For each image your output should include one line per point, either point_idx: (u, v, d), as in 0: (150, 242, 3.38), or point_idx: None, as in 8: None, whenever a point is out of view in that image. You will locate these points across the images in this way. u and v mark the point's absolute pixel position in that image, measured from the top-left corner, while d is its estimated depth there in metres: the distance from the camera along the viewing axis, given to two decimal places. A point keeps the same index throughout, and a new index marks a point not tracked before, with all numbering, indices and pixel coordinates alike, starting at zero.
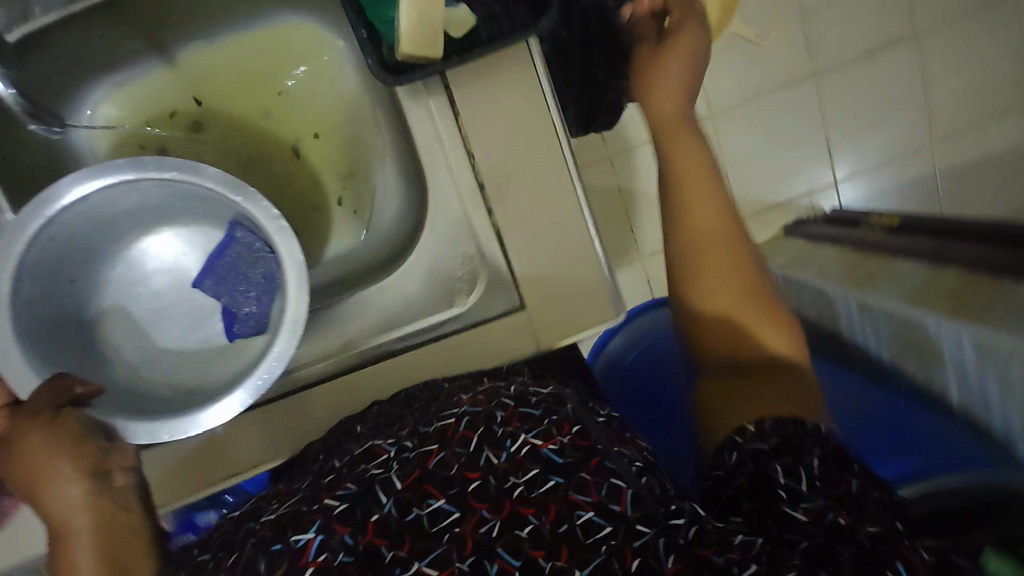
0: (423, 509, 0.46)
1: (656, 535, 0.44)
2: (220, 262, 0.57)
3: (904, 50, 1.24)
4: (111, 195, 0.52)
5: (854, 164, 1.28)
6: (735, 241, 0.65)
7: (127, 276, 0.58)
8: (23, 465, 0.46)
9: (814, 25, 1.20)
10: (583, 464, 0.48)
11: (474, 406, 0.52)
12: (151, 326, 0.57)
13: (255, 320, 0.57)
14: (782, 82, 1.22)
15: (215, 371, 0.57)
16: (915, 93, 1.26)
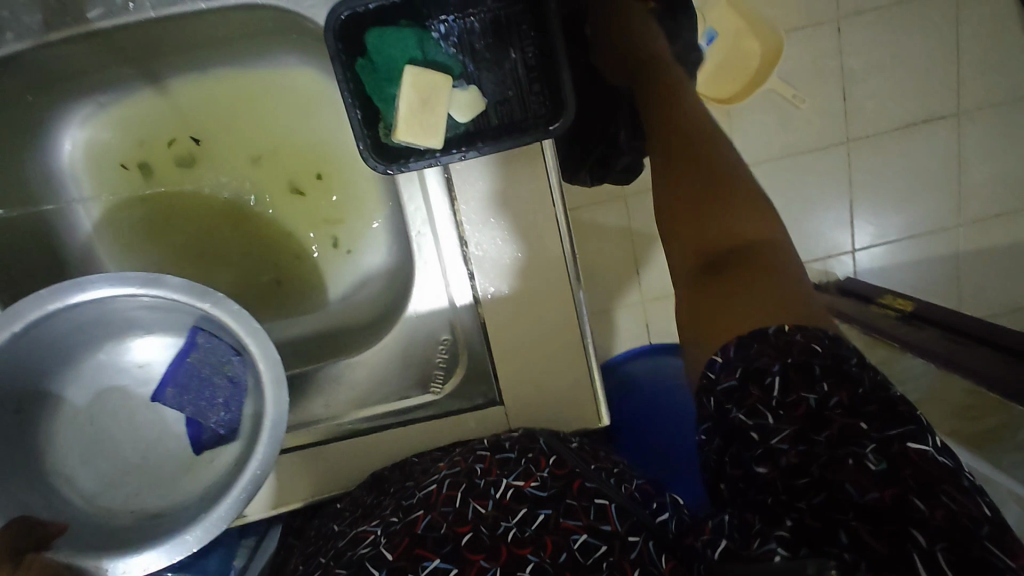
0: (422, 572, 0.47)
1: (645, 542, 0.48)
2: (180, 370, 0.55)
3: (944, 127, 1.18)
4: (63, 319, 0.51)
5: (875, 235, 1.23)
6: (702, 159, 0.66)
7: (83, 398, 0.55)
8: None
9: (853, 91, 1.15)
10: (566, 488, 0.52)
11: (453, 469, 0.55)
12: (112, 451, 0.55)
13: (225, 428, 0.56)
14: (811, 145, 1.17)
15: (179, 489, 0.55)
16: (949, 171, 1.21)
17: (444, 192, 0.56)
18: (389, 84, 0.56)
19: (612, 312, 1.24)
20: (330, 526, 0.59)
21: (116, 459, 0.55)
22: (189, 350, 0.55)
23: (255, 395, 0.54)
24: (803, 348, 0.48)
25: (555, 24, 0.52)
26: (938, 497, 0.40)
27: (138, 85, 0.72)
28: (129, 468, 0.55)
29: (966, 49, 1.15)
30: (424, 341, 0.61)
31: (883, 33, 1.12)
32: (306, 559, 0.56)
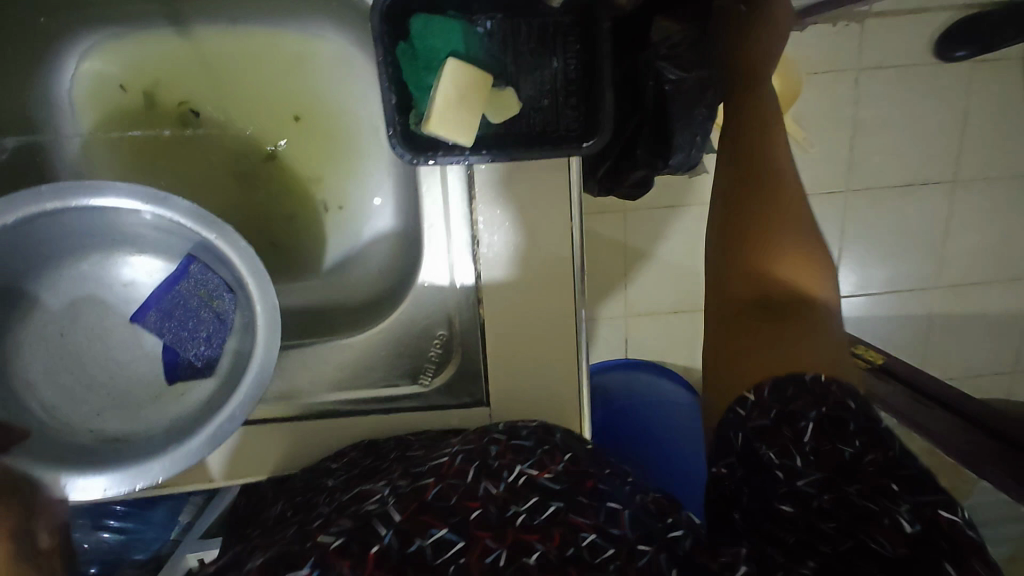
0: (427, 539, 0.47)
1: (658, 551, 0.47)
2: (167, 295, 0.54)
3: (940, 193, 1.22)
4: (54, 221, 0.49)
5: (857, 286, 1.28)
6: (778, 201, 0.69)
7: (56, 307, 0.53)
8: None
9: (860, 145, 1.18)
10: (576, 487, 0.52)
11: (466, 446, 0.56)
12: (77, 366, 0.53)
13: (202, 363, 0.55)
14: (811, 190, 1.20)
15: (144, 416, 0.54)
16: (937, 236, 1.25)
17: (463, 189, 0.56)
18: (428, 72, 0.55)
19: (594, 321, 1.25)
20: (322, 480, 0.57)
21: (83, 375, 0.53)
22: (179, 278, 0.54)
23: (245, 335, 0.54)
24: (838, 400, 0.51)
25: (605, 42, 0.52)
26: (970, 564, 0.42)
27: (159, 22, 0.69)
28: (94, 387, 0.53)
29: (973, 123, 1.18)
30: (418, 332, 0.61)
31: (900, 93, 1.15)
32: (300, 510, 0.53)
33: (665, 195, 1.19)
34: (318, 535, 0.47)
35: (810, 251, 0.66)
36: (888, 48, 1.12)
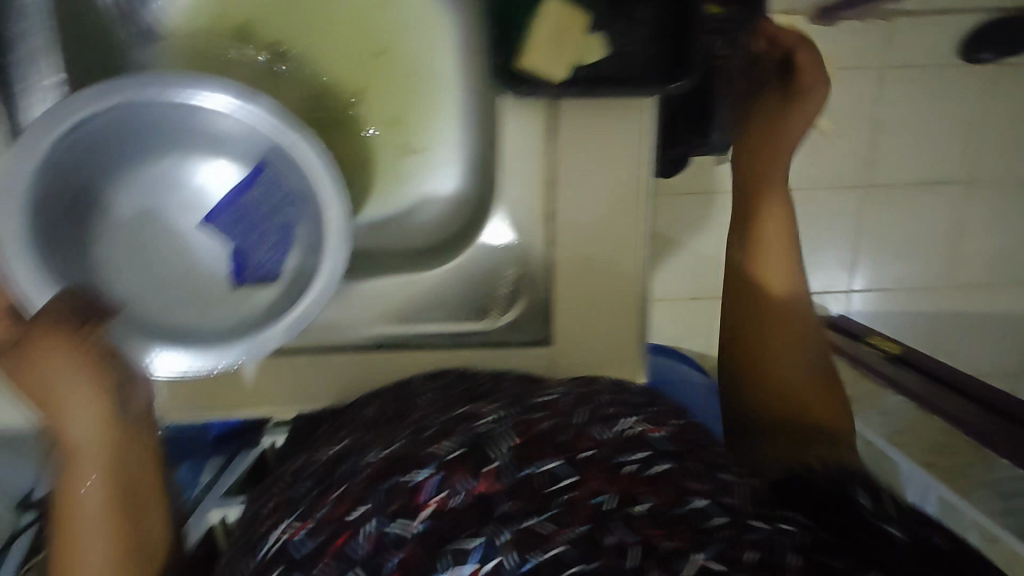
0: (536, 468, 0.49)
1: (775, 531, 0.45)
2: (242, 205, 0.69)
3: (958, 193, 1.25)
4: (145, 116, 0.63)
5: (872, 281, 1.30)
6: (789, 280, 0.71)
7: (147, 195, 0.69)
8: (40, 373, 0.51)
9: (883, 141, 1.20)
10: (682, 453, 0.53)
11: (571, 395, 0.59)
12: (161, 245, 0.69)
13: (266, 267, 0.70)
14: (833, 182, 1.22)
15: (217, 297, 0.70)
16: (952, 235, 1.28)
17: (533, 139, 0.66)
18: (528, 16, 0.64)
19: None
20: (414, 394, 0.63)
21: (165, 254, 0.69)
22: (249, 188, 0.69)
23: (314, 248, 0.67)
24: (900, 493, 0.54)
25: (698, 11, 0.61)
26: None
27: None
28: (173, 266, 0.69)
29: (992, 125, 1.21)
30: (493, 273, 0.73)
31: (924, 91, 1.17)
32: (407, 417, 0.58)
33: (691, 181, 1.21)
34: (434, 444, 0.51)
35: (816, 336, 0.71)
36: (914, 47, 1.15)
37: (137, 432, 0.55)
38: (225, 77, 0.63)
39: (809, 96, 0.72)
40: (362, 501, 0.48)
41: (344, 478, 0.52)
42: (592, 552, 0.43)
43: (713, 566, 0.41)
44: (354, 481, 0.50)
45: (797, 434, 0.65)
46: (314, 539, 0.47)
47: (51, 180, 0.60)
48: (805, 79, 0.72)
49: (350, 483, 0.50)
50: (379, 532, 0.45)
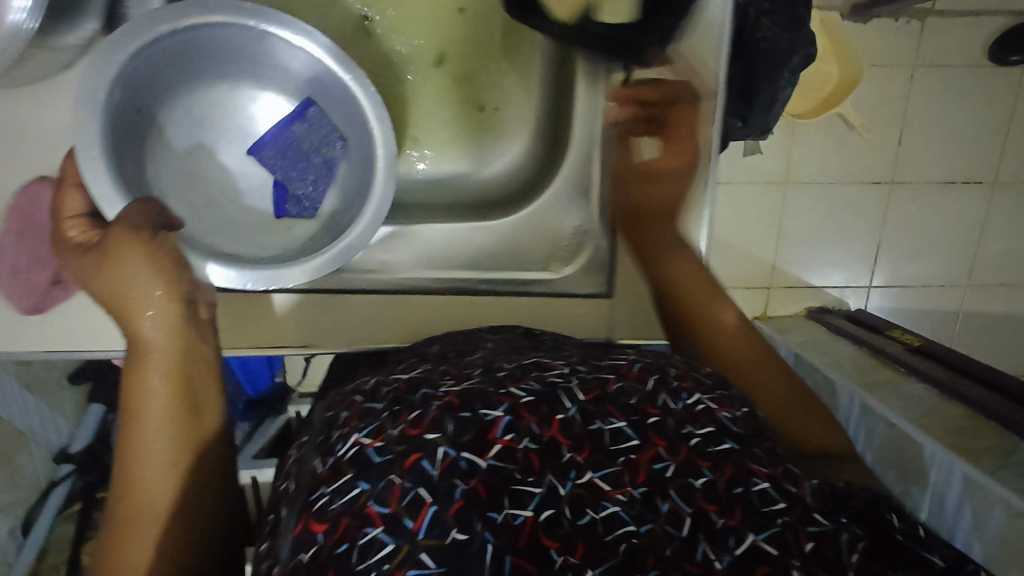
0: (605, 425, 0.53)
1: (838, 532, 0.50)
2: (284, 144, 0.85)
3: (980, 193, 1.27)
4: (211, 41, 0.77)
5: (891, 277, 1.32)
6: (718, 314, 0.77)
7: (194, 125, 0.83)
8: (121, 283, 0.60)
9: (910, 138, 1.23)
10: (752, 438, 0.55)
11: (646, 362, 0.63)
12: (207, 174, 0.84)
13: (308, 200, 0.87)
14: (858, 178, 1.25)
15: (268, 226, 0.86)
16: (972, 234, 1.30)
17: None
18: None
19: None
20: (482, 341, 0.71)
21: (215, 180, 0.84)
22: (294, 126, 0.85)
23: (350, 188, 0.86)
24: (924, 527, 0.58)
25: None
26: None
27: None
28: (229, 195, 0.85)
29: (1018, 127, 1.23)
30: None
31: (952, 91, 1.20)
32: (476, 353, 0.65)
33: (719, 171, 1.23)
34: (510, 385, 0.55)
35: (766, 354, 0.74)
36: (944, 47, 1.17)
37: (203, 349, 0.63)
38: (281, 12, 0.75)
39: (681, 132, 0.85)
40: (438, 427, 0.49)
41: (411, 407, 0.52)
42: (647, 516, 0.48)
43: (764, 548, 0.46)
44: (426, 409, 0.51)
45: (817, 459, 0.65)
46: (385, 454, 0.48)
47: (120, 87, 0.71)
48: (676, 107, 0.85)
49: (421, 411, 0.51)
50: (452, 456, 0.48)
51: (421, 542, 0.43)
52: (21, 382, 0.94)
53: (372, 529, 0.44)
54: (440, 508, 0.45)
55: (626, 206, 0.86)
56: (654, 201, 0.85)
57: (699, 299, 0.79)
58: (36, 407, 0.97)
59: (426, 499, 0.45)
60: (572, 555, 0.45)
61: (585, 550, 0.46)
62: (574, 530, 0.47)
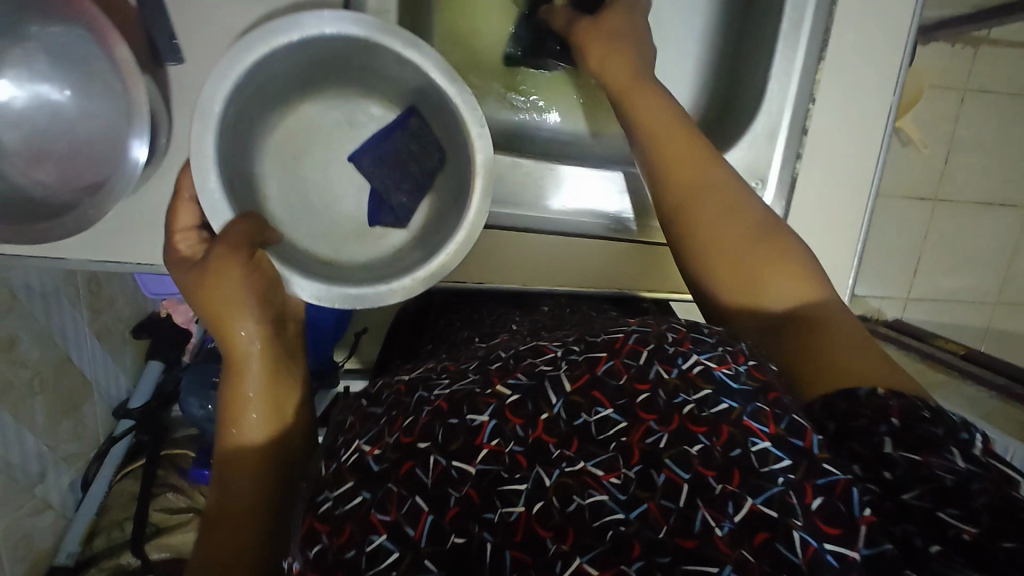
0: (591, 415, 0.40)
1: (851, 480, 0.35)
2: (383, 144, 0.65)
3: (1013, 216, 1.34)
4: (313, 48, 0.57)
5: (928, 291, 1.38)
6: (699, 143, 0.59)
7: (290, 134, 0.64)
8: (217, 291, 0.51)
9: (957, 159, 1.29)
10: (760, 394, 0.39)
11: (644, 327, 0.45)
12: (292, 185, 0.64)
13: (400, 213, 0.65)
14: (906, 192, 1.31)
15: (352, 248, 0.65)
16: (1003, 256, 1.37)
17: (814, 51, 0.64)
18: None
19: None
20: (507, 322, 0.66)
21: (301, 196, 0.64)
22: (399, 128, 0.65)
23: (446, 200, 0.65)
24: (901, 412, 0.39)
25: None
26: None
27: None
28: (309, 208, 0.64)
29: None
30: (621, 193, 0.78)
31: (999, 117, 1.27)
32: (481, 348, 0.56)
33: None
34: (497, 384, 0.42)
35: (746, 200, 0.56)
36: (995, 74, 1.25)
37: (294, 371, 0.54)
38: (381, 21, 0.55)
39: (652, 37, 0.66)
40: (427, 436, 0.40)
41: (405, 411, 0.43)
42: (640, 496, 0.36)
43: (768, 514, 0.34)
44: (417, 416, 0.42)
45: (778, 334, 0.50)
46: (382, 462, 0.40)
47: (234, 104, 0.55)
48: (605, 20, 0.66)
49: (413, 417, 0.42)
50: (442, 464, 0.39)
51: (425, 549, 0.36)
52: (93, 326, 0.91)
53: (377, 537, 0.36)
54: (437, 516, 0.37)
55: (623, 78, 0.63)
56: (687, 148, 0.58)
57: (666, 143, 0.59)
58: (103, 357, 0.94)
59: (422, 509, 0.37)
60: (563, 543, 0.35)
61: (575, 537, 0.35)
62: (564, 521, 0.36)
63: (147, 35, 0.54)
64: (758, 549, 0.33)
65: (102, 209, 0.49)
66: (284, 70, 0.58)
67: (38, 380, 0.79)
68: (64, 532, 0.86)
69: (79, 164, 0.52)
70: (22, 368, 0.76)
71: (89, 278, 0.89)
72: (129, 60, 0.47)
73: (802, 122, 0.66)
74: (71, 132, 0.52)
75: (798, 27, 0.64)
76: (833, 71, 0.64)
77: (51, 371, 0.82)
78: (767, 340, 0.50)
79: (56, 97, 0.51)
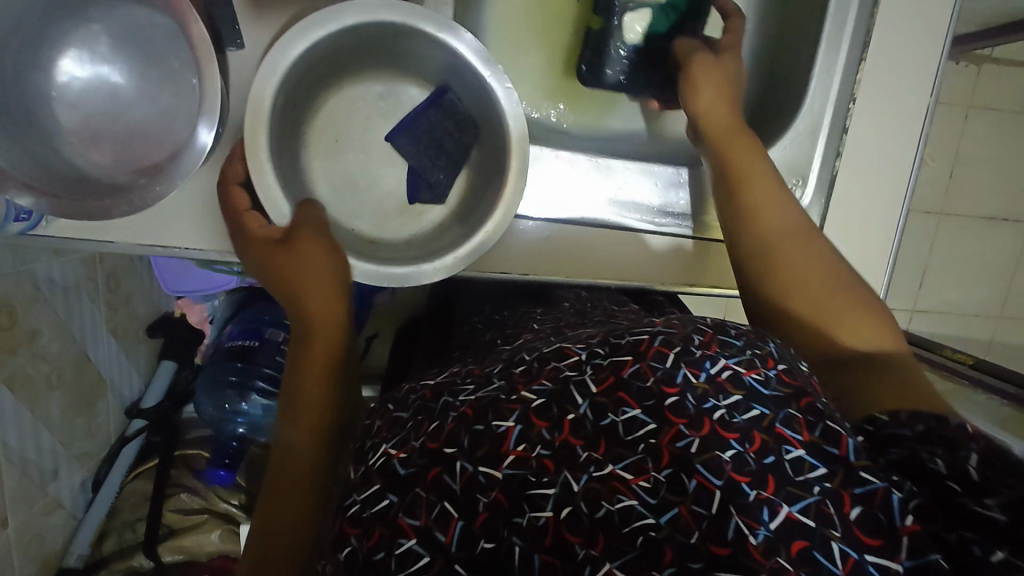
0: (618, 416, 0.39)
1: (889, 487, 0.36)
2: (418, 119, 0.63)
3: (1018, 230, 1.37)
4: (350, 35, 0.56)
5: (935, 302, 1.39)
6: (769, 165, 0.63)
7: (331, 117, 0.64)
8: (304, 272, 0.54)
9: (965, 172, 1.32)
10: (792, 400, 0.39)
11: (668, 328, 0.44)
12: (332, 164, 0.64)
13: (439, 190, 0.64)
14: (915, 204, 1.33)
15: (394, 230, 0.65)
16: (1007, 269, 1.39)
17: (854, 54, 0.66)
18: None
19: None
20: (530, 321, 0.67)
21: (344, 173, 0.64)
22: (432, 104, 0.63)
23: (484, 178, 0.64)
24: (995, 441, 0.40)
25: None
26: None
27: None
28: (350, 187, 0.64)
29: None
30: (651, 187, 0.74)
31: (1005, 132, 1.31)
32: (505, 351, 0.56)
33: None
34: (522, 391, 0.42)
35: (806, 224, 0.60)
36: (1001, 90, 1.28)
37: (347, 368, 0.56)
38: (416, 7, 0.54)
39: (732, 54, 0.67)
40: (454, 442, 0.41)
41: (431, 417, 0.44)
42: (671, 500, 0.36)
43: (806, 523, 0.34)
44: (444, 421, 0.43)
45: (842, 370, 0.51)
46: (409, 466, 0.41)
47: (281, 99, 0.55)
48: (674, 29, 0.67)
49: (440, 423, 0.43)
50: (470, 470, 0.39)
51: (454, 554, 0.37)
52: (111, 322, 0.90)
53: (406, 541, 0.37)
54: (466, 522, 0.38)
55: (722, 121, 0.65)
56: (769, 202, 0.61)
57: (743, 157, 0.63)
58: (118, 354, 0.93)
59: (451, 515, 0.38)
60: (593, 549, 0.35)
61: (605, 542, 0.35)
62: (593, 525, 0.36)
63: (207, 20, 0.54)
64: (795, 557, 0.33)
65: (167, 185, 0.49)
66: (323, 59, 0.58)
67: (56, 376, 0.78)
68: (73, 533, 0.84)
69: (133, 147, 0.54)
70: (42, 362, 0.75)
71: (109, 273, 0.89)
72: (205, 38, 0.47)
73: (843, 121, 0.67)
74: (127, 115, 0.53)
75: (840, 30, 0.65)
76: (875, 69, 0.66)
77: (69, 367, 0.80)
78: (831, 374, 0.51)
79: (116, 80, 0.53)
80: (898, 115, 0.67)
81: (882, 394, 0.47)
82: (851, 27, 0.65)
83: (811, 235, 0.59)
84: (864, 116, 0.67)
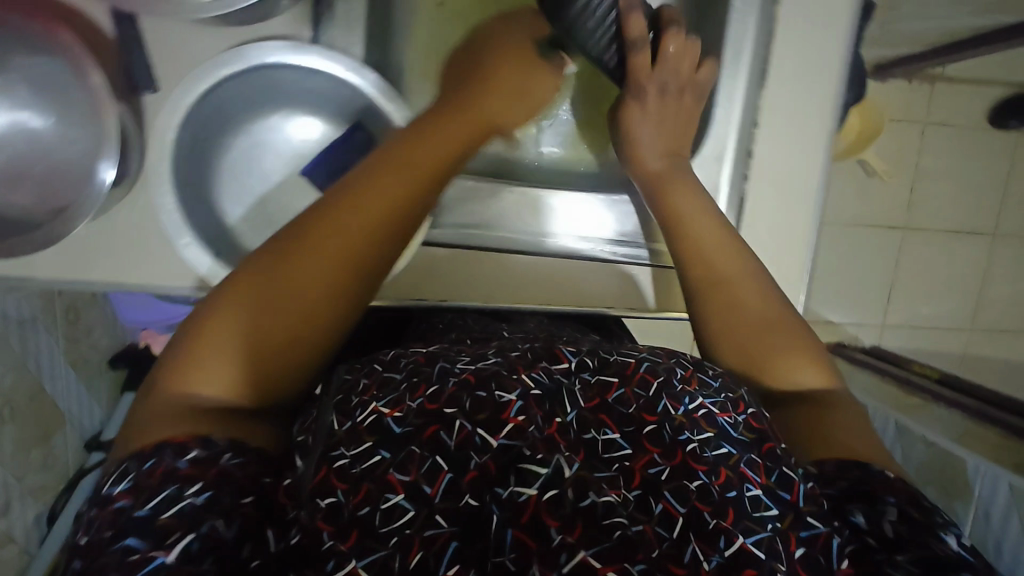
0: (599, 434, 0.39)
1: (831, 532, 0.37)
2: (329, 156, 0.66)
3: (981, 244, 1.38)
4: (259, 74, 0.60)
5: (906, 317, 1.39)
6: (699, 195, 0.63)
7: (248, 150, 0.67)
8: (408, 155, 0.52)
9: (923, 188, 1.34)
10: (755, 445, 0.40)
11: (653, 357, 0.46)
12: (241, 194, 0.67)
13: None
14: (877, 218, 1.34)
15: None
16: (974, 282, 1.40)
17: (756, 81, 0.68)
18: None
19: None
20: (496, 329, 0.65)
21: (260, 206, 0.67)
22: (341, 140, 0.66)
23: None
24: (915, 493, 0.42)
25: None
26: None
27: None
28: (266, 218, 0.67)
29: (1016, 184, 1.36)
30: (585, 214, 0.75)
31: (958, 148, 1.33)
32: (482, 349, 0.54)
33: None
34: (522, 371, 0.40)
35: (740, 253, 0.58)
36: (951, 108, 1.31)
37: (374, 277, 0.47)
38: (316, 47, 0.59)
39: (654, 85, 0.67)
40: (454, 402, 0.38)
41: (426, 379, 0.39)
42: (637, 517, 0.36)
43: (757, 555, 0.35)
44: (442, 385, 0.39)
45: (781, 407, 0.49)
46: (405, 424, 0.36)
47: (192, 131, 0.60)
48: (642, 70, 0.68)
49: (437, 386, 0.39)
50: (467, 429, 0.36)
51: (438, 505, 0.34)
52: (69, 356, 0.91)
53: (394, 495, 0.34)
54: (455, 475, 0.35)
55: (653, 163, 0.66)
56: (702, 237, 0.59)
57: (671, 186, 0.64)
58: (75, 388, 0.93)
59: (442, 468, 0.35)
60: (570, 535, 0.33)
61: (583, 530, 0.33)
62: (574, 512, 0.34)
63: (126, 68, 0.58)
64: None
65: (70, 222, 0.52)
66: (232, 96, 0.62)
67: (9, 410, 0.78)
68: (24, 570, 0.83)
69: (54, 185, 0.56)
70: None
71: (66, 307, 0.90)
72: (102, 86, 0.51)
73: (748, 144, 0.69)
74: (49, 156, 0.56)
75: (736, 62, 0.68)
76: (780, 94, 0.68)
77: (23, 401, 0.81)
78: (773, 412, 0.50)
79: (34, 124, 0.56)
80: (802, 139, 0.69)
81: (822, 437, 0.46)
82: (750, 56, 0.68)
83: (755, 275, 0.57)
84: (768, 139, 0.69)
